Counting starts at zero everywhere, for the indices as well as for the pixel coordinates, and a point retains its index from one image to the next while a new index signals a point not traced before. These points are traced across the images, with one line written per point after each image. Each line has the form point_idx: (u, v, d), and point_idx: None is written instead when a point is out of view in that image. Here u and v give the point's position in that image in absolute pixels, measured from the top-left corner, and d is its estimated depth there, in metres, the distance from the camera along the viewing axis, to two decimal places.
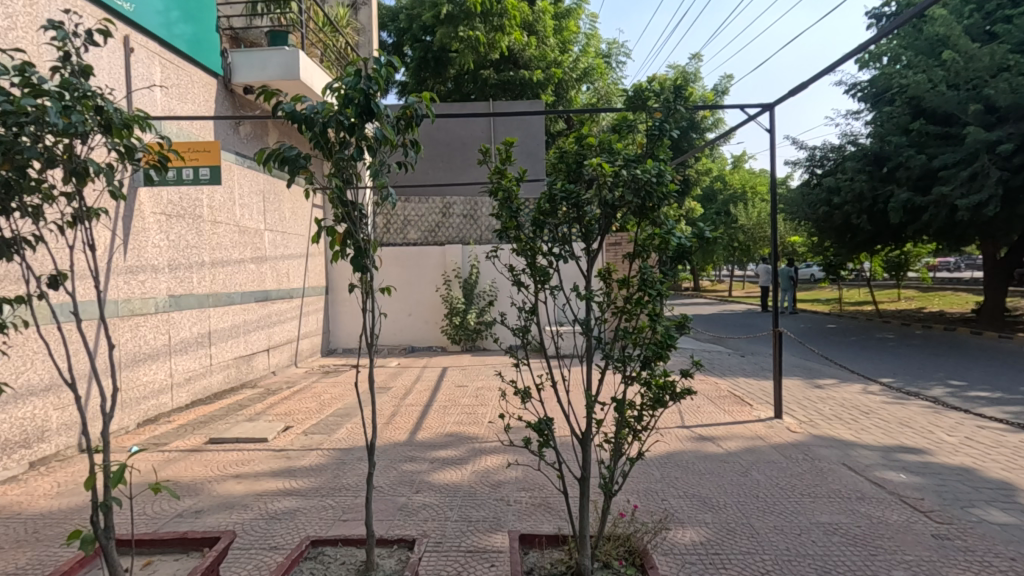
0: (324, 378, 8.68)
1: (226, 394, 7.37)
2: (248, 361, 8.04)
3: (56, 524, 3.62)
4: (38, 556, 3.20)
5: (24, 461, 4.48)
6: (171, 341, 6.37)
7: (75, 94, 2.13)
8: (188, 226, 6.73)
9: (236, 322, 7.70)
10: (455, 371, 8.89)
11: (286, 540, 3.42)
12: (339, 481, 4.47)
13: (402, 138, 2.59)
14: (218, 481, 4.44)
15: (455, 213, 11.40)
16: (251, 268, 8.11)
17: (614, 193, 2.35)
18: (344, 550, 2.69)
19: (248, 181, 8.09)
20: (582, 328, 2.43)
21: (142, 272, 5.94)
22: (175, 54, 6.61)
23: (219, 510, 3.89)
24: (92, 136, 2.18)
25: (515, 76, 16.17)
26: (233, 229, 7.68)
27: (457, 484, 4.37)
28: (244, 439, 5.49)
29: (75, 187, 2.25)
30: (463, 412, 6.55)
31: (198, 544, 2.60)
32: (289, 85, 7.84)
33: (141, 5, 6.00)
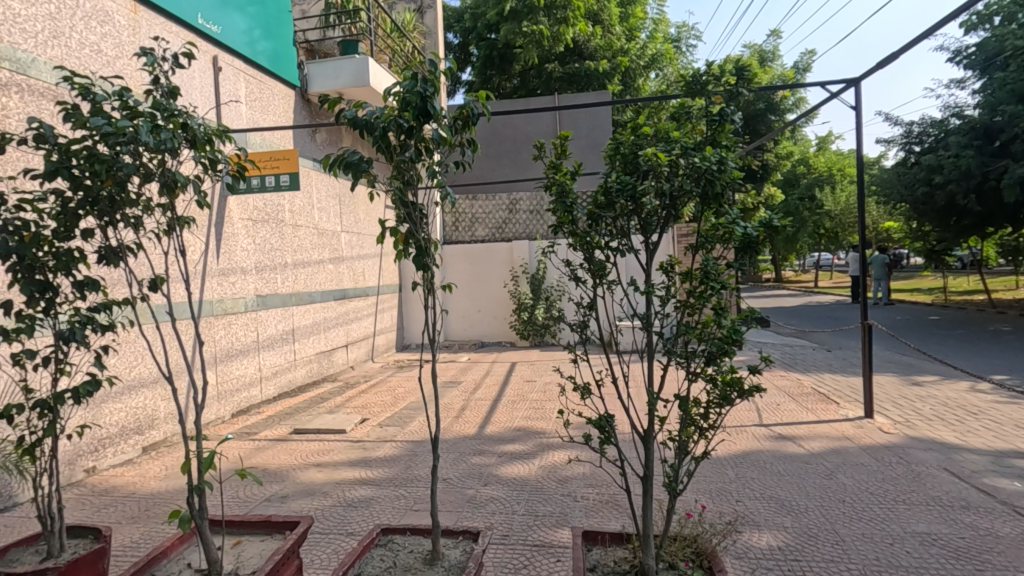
0: (398, 372, 9.01)
1: (309, 387, 7.85)
2: (329, 356, 8.52)
3: (162, 504, 4.00)
4: (147, 533, 3.55)
5: (138, 446, 4.99)
6: (259, 337, 6.85)
7: (165, 113, 2.32)
8: (271, 230, 7.21)
9: (317, 319, 8.17)
10: (523, 367, 8.94)
11: (361, 527, 3.60)
12: (412, 472, 4.64)
13: (459, 138, 2.60)
14: (301, 469, 4.74)
15: (521, 209, 11.44)
16: (329, 268, 8.56)
17: (673, 184, 2.25)
18: (413, 539, 2.72)
19: (325, 186, 8.56)
20: (642, 323, 2.33)
21: (232, 274, 6.43)
22: (258, 70, 7.08)
23: (303, 496, 4.15)
24: (181, 151, 2.37)
25: (580, 68, 16.02)
26: (312, 232, 8.14)
27: (524, 479, 4.41)
28: (325, 430, 5.82)
29: (167, 199, 2.46)
30: (531, 407, 6.59)
31: (280, 527, 2.78)
32: (360, 92, 8.17)
33: (227, 26, 6.47)
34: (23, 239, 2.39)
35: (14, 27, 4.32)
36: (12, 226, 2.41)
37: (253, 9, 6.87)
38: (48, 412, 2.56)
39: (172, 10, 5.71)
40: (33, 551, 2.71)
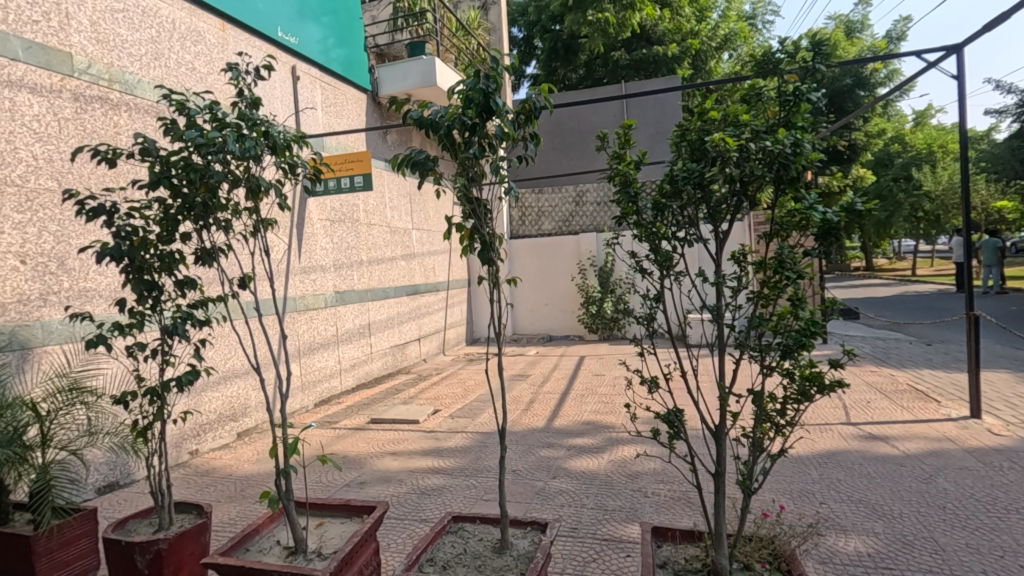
0: (468, 365, 9.22)
1: (384, 379, 8.19)
2: (403, 349, 8.85)
3: (255, 486, 4.34)
4: (242, 511, 3.86)
5: (233, 432, 5.43)
6: (338, 332, 7.23)
7: (249, 123, 2.50)
8: (348, 229, 7.57)
9: (391, 314, 8.50)
10: (591, 360, 8.88)
11: (433, 514, 3.74)
12: (482, 462, 4.75)
13: (522, 132, 2.59)
14: (378, 457, 4.97)
15: (588, 201, 11.33)
16: (401, 265, 8.88)
17: (743, 169, 2.14)
18: (482, 527, 2.76)
19: (396, 185, 8.87)
20: (712, 316, 2.23)
21: (313, 272, 6.82)
22: (333, 76, 7.44)
23: (380, 483, 4.36)
24: (263, 157, 2.54)
25: (648, 54, 15.60)
26: (385, 230, 8.47)
27: (592, 472, 4.39)
28: (400, 420, 6.07)
29: (253, 203, 2.64)
30: (600, 401, 6.53)
31: (359, 511, 2.92)
32: (428, 92, 8.39)
33: (304, 37, 6.84)
34: (133, 244, 2.66)
35: (123, 52, 4.79)
36: (124, 231, 2.68)
37: (327, 18, 7.21)
38: (157, 399, 2.83)
39: (256, 26, 6.12)
40: (147, 522, 3.02)
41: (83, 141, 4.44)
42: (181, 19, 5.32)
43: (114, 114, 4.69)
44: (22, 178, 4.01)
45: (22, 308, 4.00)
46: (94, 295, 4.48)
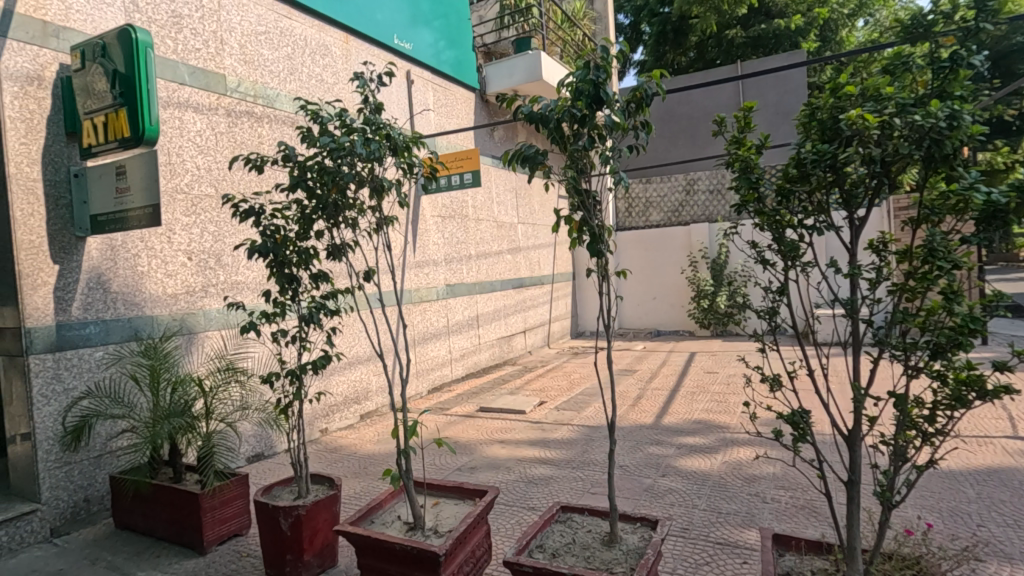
0: (573, 358, 9.23)
1: (492, 369, 8.45)
2: (509, 341, 9.07)
3: (377, 464, 4.69)
4: (366, 487, 4.20)
5: (357, 413, 5.90)
6: (449, 323, 7.57)
7: (374, 127, 2.70)
8: (458, 225, 7.88)
9: (498, 306, 8.74)
10: (703, 357, 8.49)
11: (541, 503, 3.82)
12: (588, 455, 4.75)
13: (633, 121, 2.53)
14: (487, 444, 5.15)
15: (699, 189, 10.82)
16: (508, 258, 9.09)
17: (885, 148, 1.92)
18: (590, 519, 2.76)
19: (503, 181, 9.08)
20: (846, 310, 2.03)
21: (426, 266, 7.19)
22: (444, 78, 7.76)
23: (489, 469, 4.52)
24: (385, 159, 2.73)
25: (767, 29, 14.54)
26: (492, 225, 8.70)
27: (705, 473, 4.21)
28: (507, 410, 6.24)
29: (376, 201, 2.84)
30: (713, 399, 6.24)
31: (471, 494, 3.05)
32: (534, 87, 8.54)
33: (417, 42, 7.20)
34: (277, 241, 2.99)
35: (266, 70, 5.37)
36: (269, 230, 3.01)
37: (438, 22, 7.52)
38: (296, 380, 3.15)
39: (374, 35, 6.55)
40: (288, 490, 3.39)
41: (234, 151, 5.04)
42: (312, 35, 5.84)
43: (257, 126, 5.27)
44: (189, 186, 4.66)
45: (189, 298, 4.64)
46: (243, 287, 5.09)
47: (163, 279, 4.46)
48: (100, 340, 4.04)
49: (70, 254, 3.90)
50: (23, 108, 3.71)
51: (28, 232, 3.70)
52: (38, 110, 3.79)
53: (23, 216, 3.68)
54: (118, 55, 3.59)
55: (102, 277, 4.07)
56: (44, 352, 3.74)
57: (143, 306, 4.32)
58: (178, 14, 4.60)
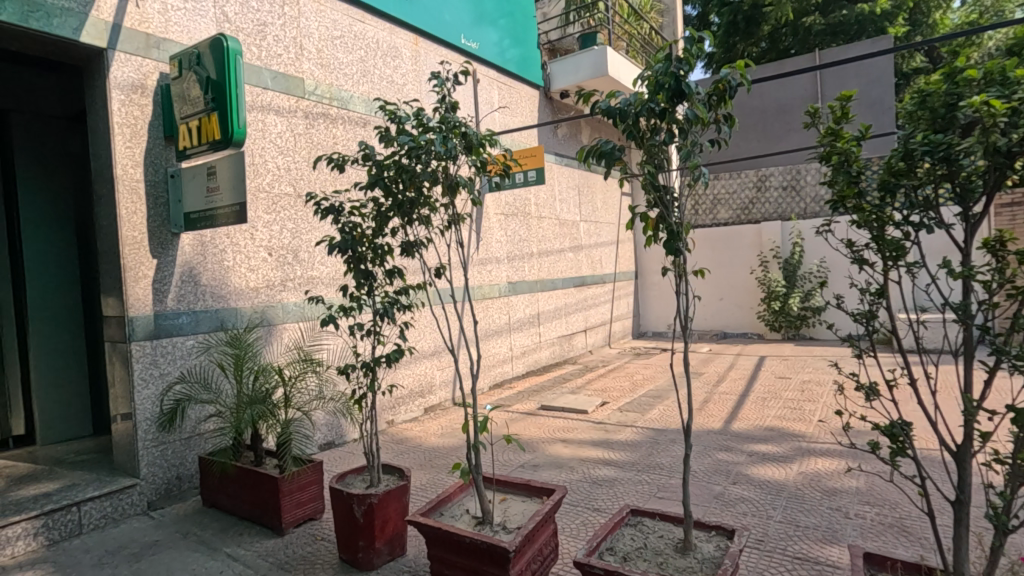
0: (636, 359, 9.05)
1: (552, 367, 8.42)
2: (570, 340, 9.02)
3: (442, 457, 4.78)
4: (432, 479, 4.29)
5: (421, 407, 6.04)
6: (510, 320, 7.60)
7: (449, 125, 2.73)
8: (520, 223, 7.90)
9: (559, 304, 8.71)
10: (774, 361, 8.11)
11: (607, 505, 3.76)
12: (654, 459, 4.64)
13: (714, 114, 2.43)
14: (549, 443, 5.13)
15: (772, 186, 10.33)
16: (569, 256, 9.02)
17: (1010, 137, 1.75)
18: (662, 525, 2.69)
19: (566, 178, 9.02)
20: (958, 315, 1.87)
21: (489, 264, 7.26)
22: (508, 76, 7.79)
23: (552, 468, 4.51)
24: (460, 157, 2.75)
25: (849, 15, 13.71)
26: (555, 222, 8.67)
27: (779, 483, 4.02)
28: (569, 409, 6.19)
29: (450, 198, 2.87)
30: (786, 406, 5.94)
31: (538, 492, 3.04)
32: (599, 83, 8.42)
33: (483, 41, 7.27)
34: (355, 238, 3.09)
35: (340, 73, 5.58)
36: (347, 227, 3.11)
37: (503, 21, 7.56)
38: (370, 372, 3.25)
39: (442, 36, 6.66)
40: (361, 478, 3.50)
41: (311, 151, 5.27)
42: (383, 38, 6.01)
43: (332, 127, 5.48)
44: (269, 185, 4.90)
45: (269, 291, 4.89)
46: (318, 282, 5.32)
47: (246, 273, 4.73)
48: (191, 329, 4.32)
49: (165, 249, 4.20)
50: (128, 113, 4.03)
51: (132, 229, 4.02)
52: (141, 115, 4.10)
53: (127, 214, 4.00)
54: (210, 63, 3.84)
55: (193, 271, 4.35)
56: (143, 339, 4.04)
57: (228, 298, 4.59)
58: (262, 22, 4.85)
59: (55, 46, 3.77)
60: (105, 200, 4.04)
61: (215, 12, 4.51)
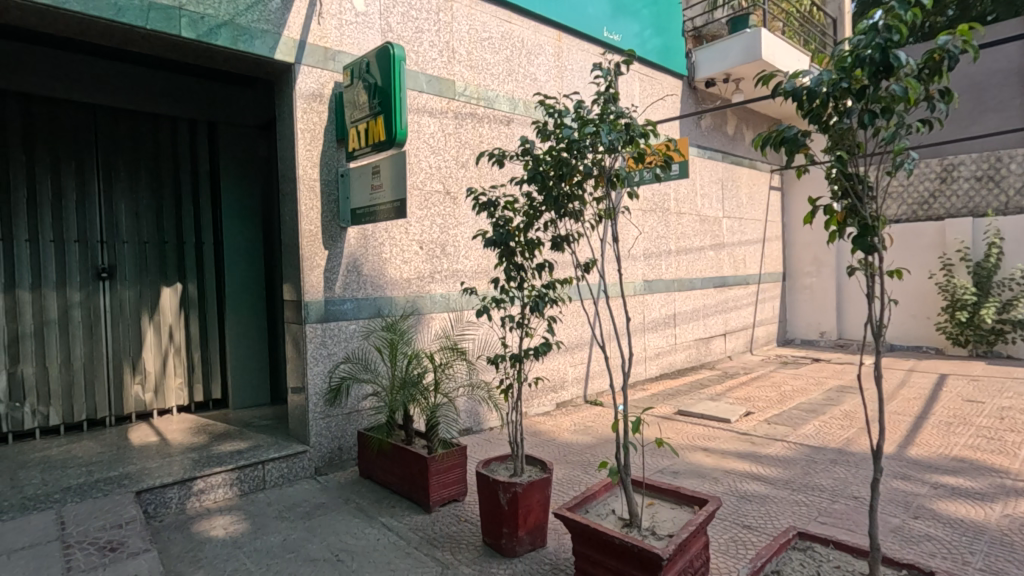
0: (783, 368, 8.31)
1: (688, 371, 8.03)
2: (707, 344, 8.52)
3: (577, 454, 4.75)
4: (569, 476, 4.28)
5: (553, 401, 6.07)
6: (645, 320, 7.37)
7: (611, 116, 2.68)
8: (658, 219, 7.61)
9: (697, 305, 8.26)
10: (959, 381, 6.97)
11: (759, 524, 3.48)
12: (811, 479, 4.20)
13: (927, 90, 2.09)
14: (689, 450, 4.88)
15: (961, 176, 8.86)
16: (710, 255, 8.53)
17: None
18: (838, 554, 2.41)
19: (709, 172, 8.53)
20: None
21: (625, 261, 7.10)
22: (650, 67, 7.52)
23: (693, 477, 4.28)
24: (621, 148, 2.68)
25: None
26: (695, 219, 8.23)
27: (976, 524, 3.42)
28: (709, 416, 5.84)
29: (605, 191, 2.82)
30: (980, 434, 5.06)
31: (689, 500, 2.89)
32: (750, 68, 7.84)
33: (625, 33, 7.08)
34: (508, 231, 3.15)
35: (488, 73, 5.77)
36: (500, 221, 3.19)
37: (646, 11, 7.30)
38: (518, 363, 3.31)
39: (584, 30, 6.61)
40: (505, 466, 3.59)
41: (460, 150, 5.51)
42: (528, 36, 6.12)
43: (479, 126, 5.68)
44: (422, 183, 5.22)
45: (419, 282, 5.22)
46: (463, 274, 5.56)
47: (400, 265, 5.08)
48: (354, 314, 4.75)
49: (335, 241, 4.65)
50: (309, 120, 4.51)
51: (309, 223, 4.51)
52: (319, 121, 4.57)
53: (306, 210, 4.49)
54: (377, 70, 4.15)
55: (357, 262, 4.78)
56: (316, 322, 4.52)
57: (385, 288, 4.96)
58: (420, 29, 5.16)
59: (255, 63, 4.34)
60: (288, 197, 4.57)
61: (381, 23, 4.89)
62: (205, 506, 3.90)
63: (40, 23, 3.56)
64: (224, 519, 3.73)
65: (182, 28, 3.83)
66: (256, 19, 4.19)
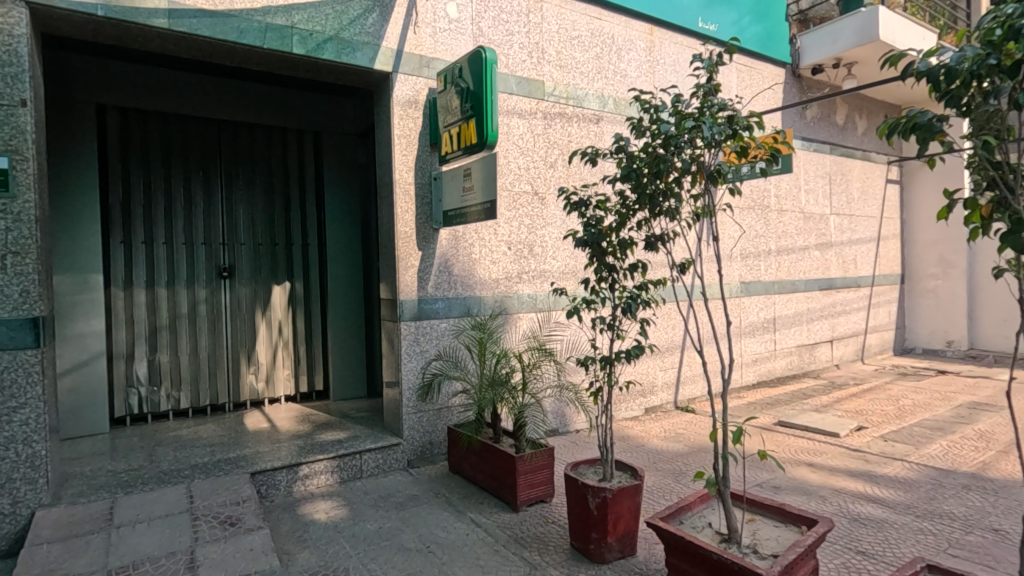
0: (901, 380, 7.52)
1: (789, 380, 7.50)
2: (811, 351, 7.90)
3: (667, 462, 4.57)
4: (660, 484, 4.13)
5: (642, 406, 5.90)
6: (741, 324, 6.97)
7: (712, 109, 2.54)
8: (757, 217, 7.17)
9: (800, 309, 7.69)
10: None
11: (876, 551, 3.16)
12: (939, 505, 3.75)
13: None
14: (792, 465, 4.54)
15: None
16: (816, 255, 7.91)
17: None
18: None
19: (815, 165, 7.91)
20: None
21: (720, 262, 6.77)
22: (749, 56, 7.09)
23: (798, 493, 3.97)
24: (723, 143, 2.53)
25: None
26: (799, 216, 7.67)
27: None
28: (815, 429, 5.40)
29: (704, 188, 2.68)
30: None
31: (796, 519, 2.68)
32: (865, 51, 7.20)
33: (721, 22, 6.72)
34: (600, 231, 3.08)
35: (577, 72, 5.71)
36: (592, 221, 3.14)
37: None
38: (608, 366, 3.23)
39: (678, 22, 6.36)
40: (593, 470, 3.52)
41: (549, 150, 5.51)
42: (619, 32, 5.99)
43: (568, 125, 5.64)
44: (511, 184, 5.27)
45: (507, 282, 5.27)
46: (550, 275, 5.54)
47: (489, 265, 5.16)
48: (445, 313, 4.88)
49: (428, 243, 4.81)
50: (404, 126, 4.70)
51: (404, 225, 4.69)
52: (414, 127, 4.75)
53: (401, 212, 4.68)
54: (470, 74, 4.23)
55: (448, 262, 4.91)
56: (409, 320, 4.70)
57: (474, 287, 5.06)
58: (510, 32, 5.22)
59: (356, 74, 4.58)
60: (385, 201, 4.80)
61: (472, 28, 5.00)
62: (310, 490, 4.18)
63: (176, 49, 3.97)
64: (326, 504, 3.98)
65: (294, 45, 4.13)
66: (358, 32, 4.42)
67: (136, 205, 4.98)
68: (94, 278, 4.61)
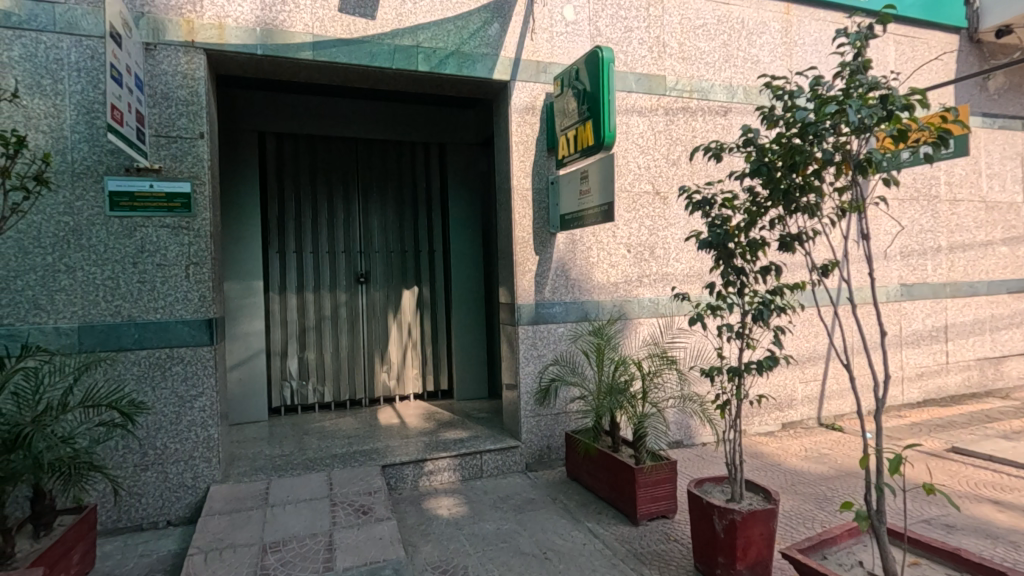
0: None
1: (966, 399, 6.40)
2: (997, 366, 6.67)
3: (808, 485, 4.12)
4: (799, 509, 3.73)
5: (779, 421, 5.39)
6: (902, 331, 6.08)
7: (861, 89, 2.22)
8: (922, 209, 6.22)
9: (981, 316, 6.53)
10: None
11: None
12: None
13: None
14: (970, 500, 3.85)
15: None
16: (1002, 252, 6.66)
17: None
18: None
19: (1001, 146, 6.67)
20: None
21: (873, 262, 5.98)
22: (911, 25, 6.18)
23: (978, 536, 3.35)
24: (875, 127, 2.20)
25: None
26: (978, 206, 6.52)
27: None
28: (1001, 459, 4.54)
29: (850, 180, 2.35)
30: None
31: (974, 569, 2.25)
32: None
33: None
34: (727, 231, 2.85)
35: (702, 63, 5.38)
36: (717, 221, 2.92)
37: None
38: (736, 378, 2.97)
39: None
40: (721, 489, 3.27)
41: (671, 147, 5.25)
42: (750, 15, 5.55)
43: (692, 120, 5.34)
44: (630, 185, 5.11)
45: (627, 286, 5.11)
46: (673, 278, 5.28)
47: (608, 269, 5.04)
48: (562, 318, 4.86)
49: (545, 247, 4.82)
50: (522, 132, 4.76)
51: (522, 231, 4.76)
52: (531, 133, 4.79)
53: (519, 218, 4.75)
54: (587, 75, 4.17)
55: (565, 266, 4.88)
56: (527, 323, 4.74)
57: (593, 292, 4.98)
58: (629, 28, 5.06)
59: (476, 85, 4.73)
60: (504, 207, 4.90)
61: (590, 28, 4.93)
62: (434, 485, 4.38)
63: (318, 77, 4.39)
64: (448, 500, 4.14)
65: (419, 63, 4.37)
66: (478, 45, 4.57)
67: (290, 218, 5.62)
68: (256, 284, 5.27)
